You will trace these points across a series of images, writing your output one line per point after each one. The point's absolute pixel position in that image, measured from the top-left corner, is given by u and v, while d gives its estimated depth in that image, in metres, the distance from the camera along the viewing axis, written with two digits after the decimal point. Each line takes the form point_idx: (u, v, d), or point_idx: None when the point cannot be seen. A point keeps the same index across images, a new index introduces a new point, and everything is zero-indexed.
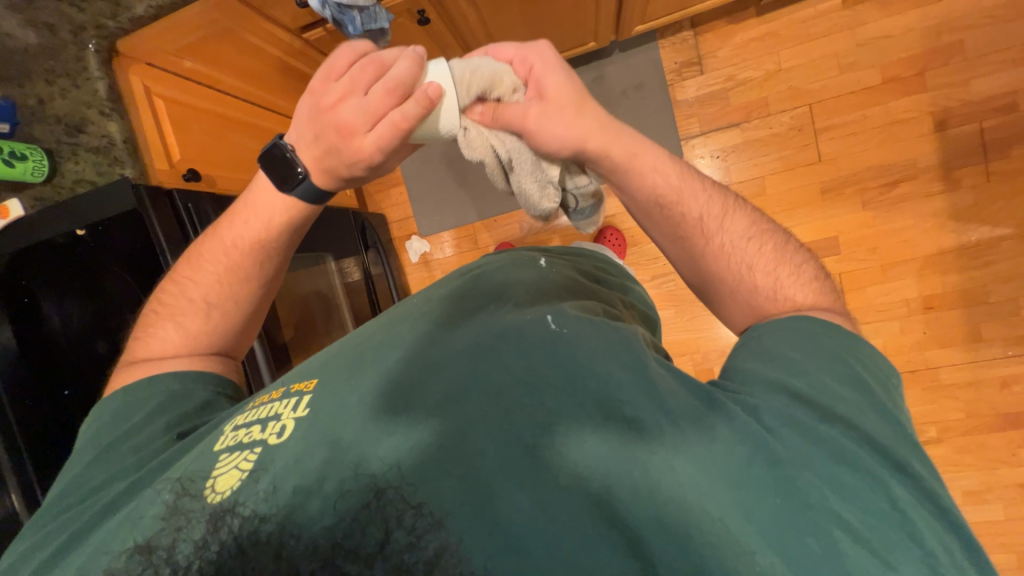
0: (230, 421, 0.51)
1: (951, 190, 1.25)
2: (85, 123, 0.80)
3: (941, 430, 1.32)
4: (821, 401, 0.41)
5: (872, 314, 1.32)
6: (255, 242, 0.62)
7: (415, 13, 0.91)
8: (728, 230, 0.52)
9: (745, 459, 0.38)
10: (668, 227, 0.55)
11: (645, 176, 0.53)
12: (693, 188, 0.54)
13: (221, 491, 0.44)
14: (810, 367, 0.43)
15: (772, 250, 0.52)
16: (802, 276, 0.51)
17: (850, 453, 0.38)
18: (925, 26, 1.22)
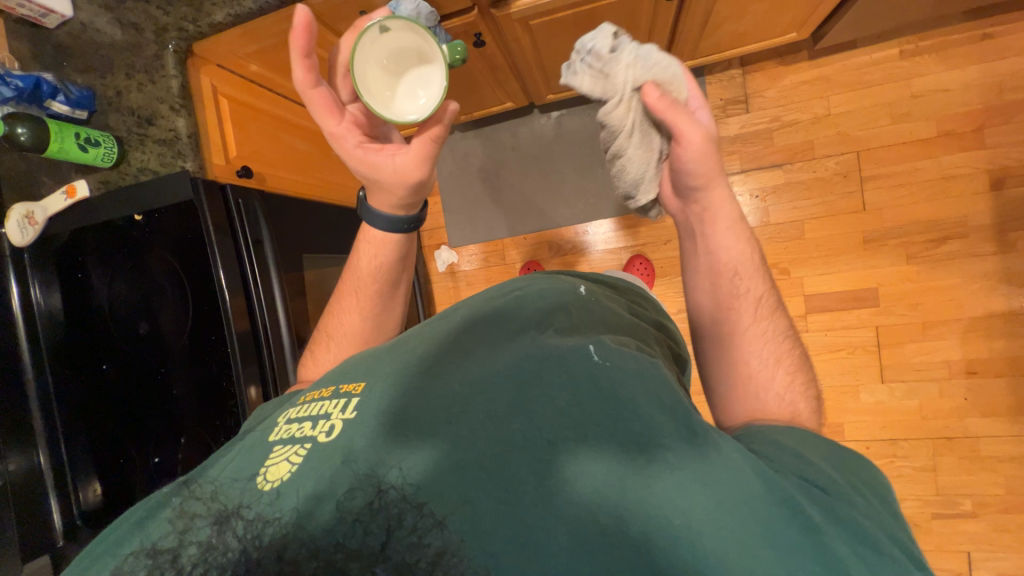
0: (284, 413, 0.53)
1: (1004, 252, 1.20)
2: (155, 117, 0.82)
3: (977, 504, 1.24)
4: (836, 479, 0.42)
5: (909, 373, 1.26)
6: (378, 264, 0.78)
7: (471, 36, 0.93)
8: (767, 322, 0.60)
9: (767, 520, 0.37)
10: (708, 290, 0.64)
11: (717, 249, 0.63)
12: (755, 278, 0.62)
13: (271, 480, 0.44)
14: (810, 453, 0.45)
15: (795, 359, 0.58)
16: (803, 386, 0.56)
17: (865, 530, 0.38)
18: (986, 82, 1.19)
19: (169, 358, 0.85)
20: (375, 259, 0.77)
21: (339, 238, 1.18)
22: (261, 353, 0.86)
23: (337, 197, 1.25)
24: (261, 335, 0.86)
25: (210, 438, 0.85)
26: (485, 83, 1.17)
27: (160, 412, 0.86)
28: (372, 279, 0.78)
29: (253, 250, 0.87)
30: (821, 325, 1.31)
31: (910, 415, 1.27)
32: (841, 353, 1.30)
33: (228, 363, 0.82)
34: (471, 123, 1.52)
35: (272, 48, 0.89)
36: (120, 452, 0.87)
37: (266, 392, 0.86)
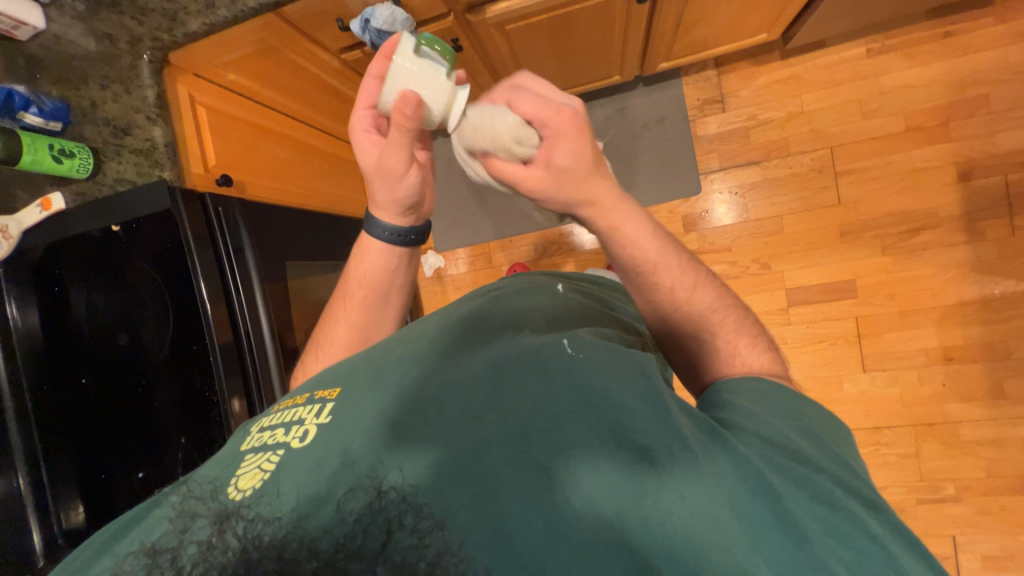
0: (257, 424, 0.53)
1: (974, 241, 1.23)
2: (132, 126, 0.82)
3: (960, 488, 1.26)
4: (794, 440, 0.45)
5: (889, 362, 1.29)
6: (368, 274, 0.77)
7: (448, 41, 0.94)
8: (697, 302, 0.58)
9: (741, 492, 0.39)
10: (640, 289, 0.59)
11: (626, 244, 0.56)
12: (667, 263, 0.58)
13: (241, 488, 0.43)
14: (770, 416, 0.47)
15: (736, 323, 0.59)
16: (757, 346, 0.57)
17: (828, 493, 0.40)
18: (950, 78, 1.24)
19: (151, 372, 0.84)
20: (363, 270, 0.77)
21: (324, 244, 1.18)
22: (244, 363, 0.85)
23: (321, 204, 1.25)
24: (245, 346, 0.85)
25: (196, 451, 0.84)
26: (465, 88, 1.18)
27: (143, 425, 0.85)
28: (360, 288, 0.77)
29: (234, 261, 0.86)
30: (803, 318, 1.33)
31: (892, 403, 1.29)
32: (823, 344, 1.32)
33: (211, 374, 0.82)
34: None
35: (249, 57, 0.89)
36: (103, 469, 0.85)
37: (251, 402, 0.85)
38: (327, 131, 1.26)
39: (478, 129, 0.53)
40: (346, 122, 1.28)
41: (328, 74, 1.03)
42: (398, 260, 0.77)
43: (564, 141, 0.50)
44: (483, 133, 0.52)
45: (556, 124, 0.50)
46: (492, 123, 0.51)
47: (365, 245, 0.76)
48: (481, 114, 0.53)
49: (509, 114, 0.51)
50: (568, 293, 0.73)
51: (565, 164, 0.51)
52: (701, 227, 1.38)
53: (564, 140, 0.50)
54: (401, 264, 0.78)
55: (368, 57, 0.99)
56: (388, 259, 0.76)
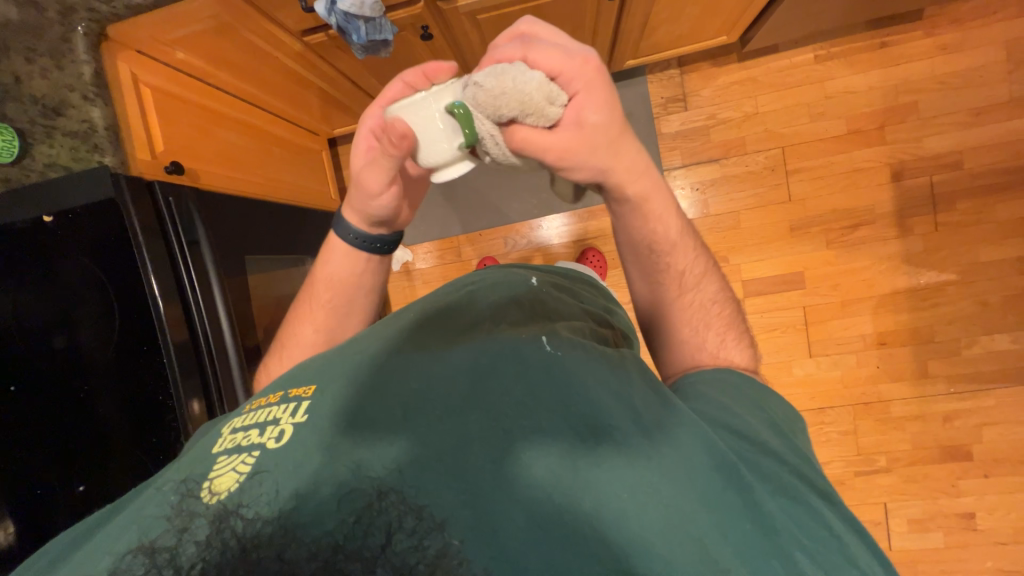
0: (229, 425, 0.50)
1: (905, 236, 1.36)
2: (64, 106, 0.73)
3: (890, 459, 1.40)
4: (759, 433, 0.48)
5: (833, 347, 1.40)
6: (332, 273, 0.74)
7: (419, 28, 0.92)
8: (700, 290, 0.63)
9: (714, 483, 0.42)
10: (654, 272, 0.62)
11: (652, 222, 0.58)
12: (684, 247, 0.61)
13: (216, 491, 0.42)
14: (738, 410, 0.51)
15: (727, 317, 0.64)
16: (741, 343, 0.63)
17: (786, 484, 0.44)
18: (886, 86, 1.34)
19: (96, 376, 0.77)
20: (327, 269, 0.74)
21: (285, 237, 1.12)
22: (202, 363, 0.80)
23: (280, 195, 1.19)
24: (203, 345, 0.80)
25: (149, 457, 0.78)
26: None
27: (88, 432, 0.78)
28: (327, 289, 0.75)
29: (189, 254, 0.80)
30: (758, 308, 1.42)
31: (834, 384, 1.41)
32: (775, 332, 1.42)
33: (166, 377, 0.76)
34: None
35: (201, 35, 0.83)
36: (39, 481, 0.77)
37: (211, 405, 0.80)
38: (285, 117, 1.19)
39: (501, 92, 0.43)
40: (307, 109, 1.22)
41: (290, 57, 0.98)
42: (367, 263, 0.74)
43: (595, 101, 0.46)
44: (509, 93, 0.43)
45: (578, 75, 0.46)
46: (517, 79, 0.43)
47: (333, 245, 0.73)
48: (497, 70, 0.44)
49: (534, 72, 0.43)
50: (541, 285, 0.74)
51: (598, 121, 0.47)
52: None
53: (592, 92, 0.46)
54: (372, 268, 0.75)
55: (333, 42, 0.94)
56: (355, 262, 0.73)
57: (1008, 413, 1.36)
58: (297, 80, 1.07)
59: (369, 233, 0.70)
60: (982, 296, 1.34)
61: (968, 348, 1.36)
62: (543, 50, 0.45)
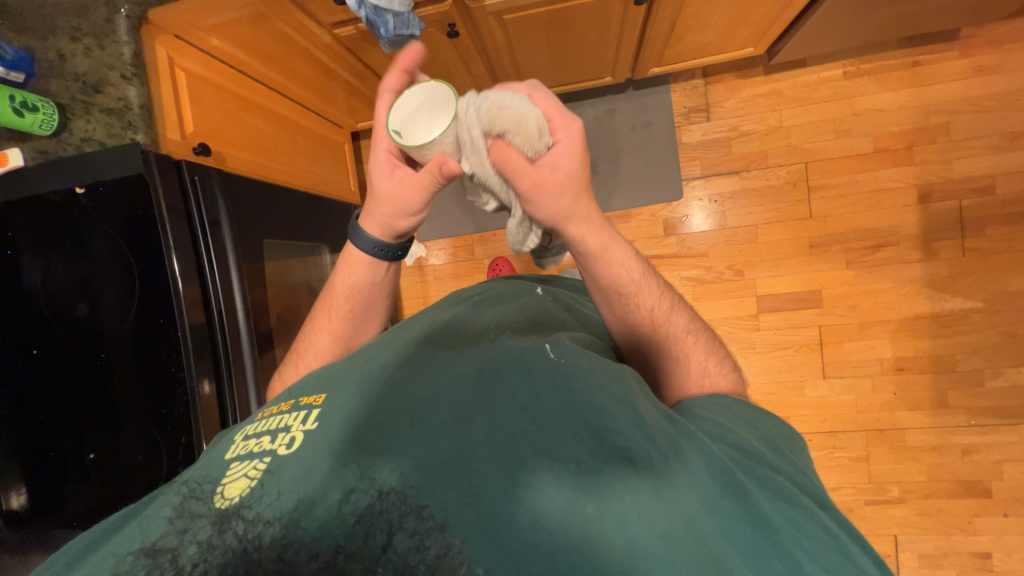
0: (241, 431, 0.50)
1: (929, 260, 1.32)
2: (103, 84, 0.76)
3: (903, 490, 1.35)
4: (761, 447, 0.47)
5: (847, 369, 1.36)
6: (354, 281, 0.74)
7: (445, 26, 0.94)
8: (673, 323, 0.63)
9: (712, 489, 0.40)
10: (622, 311, 0.62)
11: (614, 264, 0.60)
12: (649, 285, 0.62)
13: (227, 496, 0.41)
14: (735, 422, 0.50)
15: (705, 344, 0.63)
16: (724, 367, 0.62)
17: (788, 490, 0.42)
18: (916, 105, 1.31)
19: (108, 347, 0.79)
20: (347, 278, 0.74)
21: (302, 226, 1.14)
22: (216, 345, 0.82)
23: (301, 183, 1.22)
24: (216, 325, 0.82)
25: (158, 433, 0.79)
26: (459, 77, 1.16)
27: (100, 404, 0.80)
28: (347, 299, 0.75)
29: (209, 234, 0.83)
30: (771, 324, 1.39)
31: (847, 408, 1.37)
32: (788, 350, 1.39)
33: (179, 354, 0.77)
34: None
35: (235, 23, 0.86)
36: (53, 447, 0.81)
37: (219, 383, 0.82)
38: (310, 108, 1.23)
39: (500, 108, 0.50)
40: (332, 101, 1.25)
41: (319, 49, 1.00)
42: (385, 271, 0.75)
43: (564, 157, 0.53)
44: (507, 113, 0.50)
45: (564, 129, 0.53)
46: (517, 106, 0.50)
47: (352, 255, 0.73)
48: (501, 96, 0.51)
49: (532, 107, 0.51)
50: (546, 296, 0.75)
51: (569, 166, 0.53)
52: (680, 231, 1.43)
53: (573, 146, 0.53)
54: (389, 275, 0.76)
55: (362, 36, 0.96)
56: (374, 272, 0.74)
57: None
58: (323, 72, 1.10)
59: (385, 243, 0.70)
60: (1009, 327, 1.29)
61: (993, 380, 1.31)
62: (544, 97, 0.54)
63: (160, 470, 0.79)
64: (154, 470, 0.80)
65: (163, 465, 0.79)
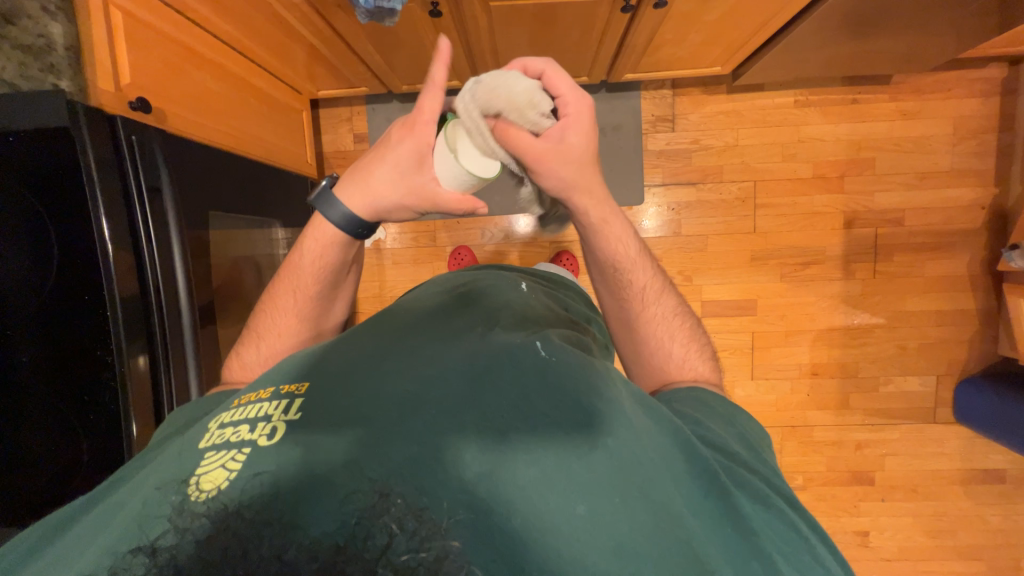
0: (216, 419, 0.46)
1: (847, 279, 1.48)
2: (17, 14, 0.64)
3: (806, 479, 1.54)
4: (738, 449, 0.50)
5: (772, 372, 1.52)
6: (323, 260, 0.69)
7: (427, 3, 0.90)
8: (661, 304, 0.67)
9: (694, 490, 0.43)
10: (614, 291, 0.67)
11: (610, 240, 0.64)
12: (643, 264, 0.67)
13: (204, 487, 0.38)
14: (712, 422, 0.53)
15: (687, 327, 0.67)
16: (705, 354, 0.67)
17: (763, 493, 0.45)
18: (851, 138, 1.45)
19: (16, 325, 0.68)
20: (318, 257, 0.69)
21: (253, 196, 1.04)
22: (150, 322, 0.73)
23: (251, 150, 1.11)
24: (152, 302, 0.73)
25: (74, 417, 0.71)
26: (435, 56, 1.12)
27: None
28: (315, 279, 0.70)
29: (147, 201, 0.73)
30: (711, 328, 1.51)
31: (768, 406, 1.53)
32: (723, 353, 1.51)
33: (106, 333, 0.69)
34: (414, 95, 1.43)
35: None
36: None
37: (156, 362, 0.74)
38: (264, 66, 1.12)
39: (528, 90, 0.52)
40: (292, 63, 1.15)
41: (284, 6, 0.91)
42: (357, 249, 0.71)
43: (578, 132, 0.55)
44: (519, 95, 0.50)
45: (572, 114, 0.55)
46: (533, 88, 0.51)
47: (324, 231, 0.68)
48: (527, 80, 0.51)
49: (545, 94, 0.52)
50: (529, 291, 0.74)
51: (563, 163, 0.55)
52: (637, 235, 1.49)
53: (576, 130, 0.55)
54: (355, 251, 0.72)
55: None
56: (348, 252, 0.70)
57: (909, 447, 1.53)
58: (286, 31, 1.00)
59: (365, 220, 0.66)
60: (903, 342, 1.50)
61: (885, 386, 1.51)
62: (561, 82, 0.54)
63: (79, 456, 0.72)
64: (71, 456, 0.72)
65: (82, 449, 0.72)
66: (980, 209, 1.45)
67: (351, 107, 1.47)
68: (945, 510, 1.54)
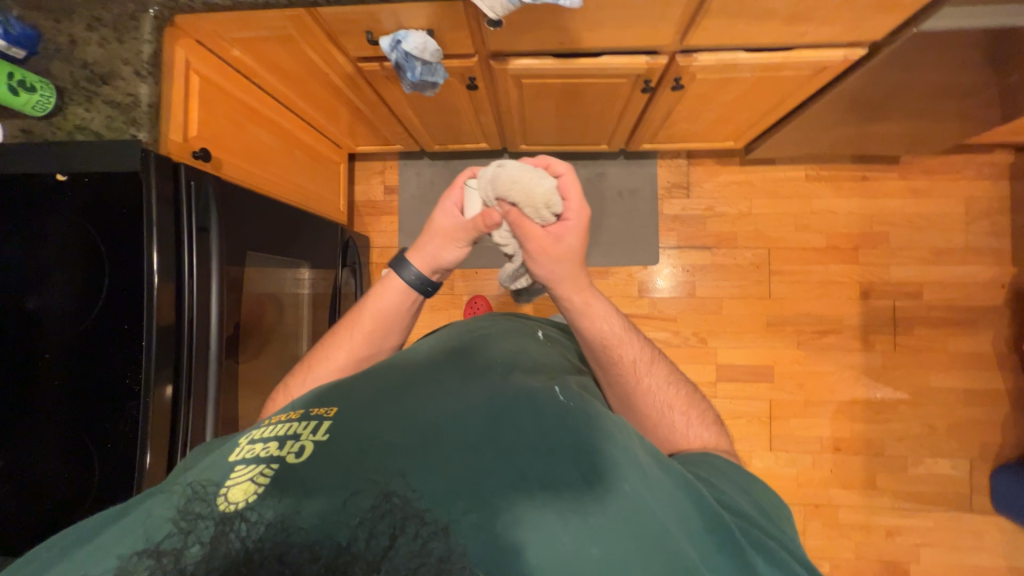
0: (247, 435, 0.47)
1: (867, 351, 1.46)
2: (114, 76, 0.74)
3: (833, 567, 1.43)
4: (756, 514, 0.48)
5: (791, 444, 1.45)
6: (384, 309, 0.75)
7: (466, 78, 1.00)
8: (653, 374, 0.66)
9: (709, 545, 0.41)
10: (608, 367, 0.66)
11: (597, 320, 0.66)
12: (631, 339, 0.67)
13: (230, 498, 0.38)
14: (729, 485, 0.52)
15: (685, 395, 0.67)
16: (706, 419, 0.65)
17: (784, 560, 0.43)
18: (863, 213, 1.49)
19: (58, 345, 0.72)
20: (378, 305, 0.75)
21: (288, 238, 1.10)
22: (180, 353, 0.76)
23: (291, 197, 1.20)
24: (184, 333, 0.77)
25: (91, 442, 0.72)
26: (467, 121, 1.22)
27: (26, 405, 0.72)
28: (372, 324, 0.75)
29: (195, 240, 0.79)
30: (726, 392, 1.47)
31: (788, 481, 1.45)
32: (740, 420, 1.47)
33: (138, 360, 0.71)
34: (444, 154, 1.54)
35: (261, 41, 0.88)
36: None
37: (179, 394, 0.76)
38: (312, 124, 1.24)
39: (524, 180, 0.61)
40: (337, 122, 1.27)
41: (338, 77, 1.02)
42: (416, 304, 0.76)
43: (574, 234, 0.64)
44: (522, 186, 0.60)
45: (572, 211, 0.63)
46: (532, 182, 0.61)
47: (391, 285, 0.74)
48: (523, 169, 0.61)
49: (547, 181, 0.61)
50: (546, 340, 0.76)
51: (568, 245, 0.64)
52: (651, 294, 1.51)
53: (575, 228, 0.63)
54: (415, 309, 0.77)
55: (384, 73, 0.99)
56: (407, 304, 0.75)
57: (944, 537, 1.41)
58: (336, 96, 1.11)
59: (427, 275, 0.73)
60: (930, 420, 1.44)
61: (914, 467, 1.43)
62: (571, 186, 0.63)
63: (89, 484, 0.71)
64: (81, 483, 0.72)
65: (93, 477, 0.72)
66: (999, 287, 1.45)
67: (384, 161, 1.58)
68: None
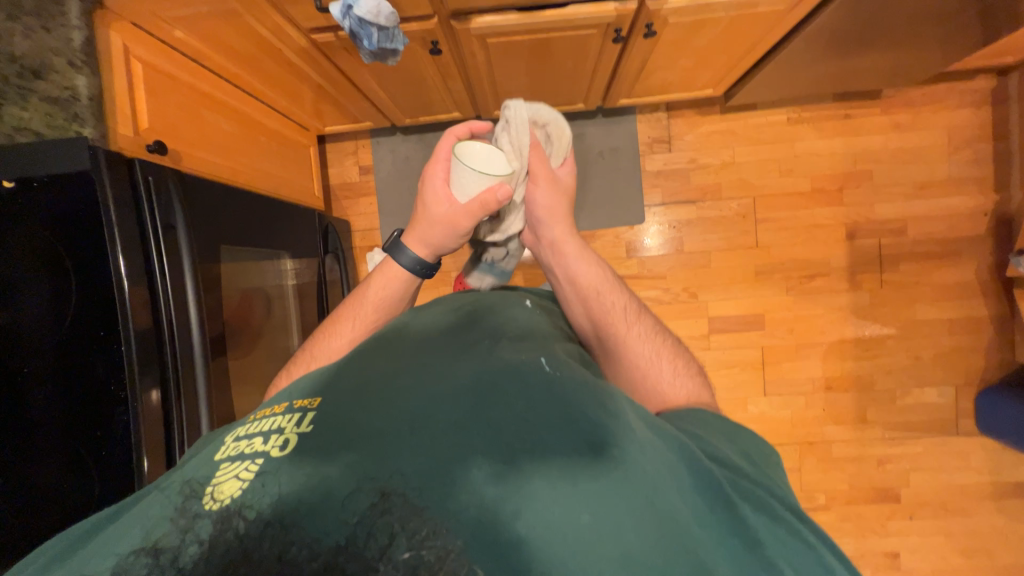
0: (233, 432, 0.46)
1: (854, 291, 1.48)
2: (45, 69, 0.69)
3: (828, 498, 1.49)
4: (749, 467, 0.49)
5: (784, 387, 1.49)
6: (387, 293, 0.75)
7: (428, 42, 0.94)
8: (639, 325, 0.69)
9: (703, 503, 0.42)
10: (598, 315, 0.71)
11: (582, 271, 0.74)
12: (618, 290, 0.72)
13: (217, 496, 0.38)
14: (722, 440, 0.53)
15: (671, 346, 0.68)
16: (693, 371, 0.66)
17: (776, 510, 0.44)
18: (846, 152, 1.48)
19: (35, 356, 0.70)
20: (381, 291, 0.75)
21: (264, 229, 1.07)
22: (164, 357, 0.75)
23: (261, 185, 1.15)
24: (164, 335, 0.75)
25: (86, 450, 0.71)
26: (435, 89, 1.17)
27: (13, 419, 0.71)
28: (375, 310, 0.74)
29: (162, 239, 0.76)
30: (719, 344, 1.49)
31: (783, 422, 1.49)
32: (734, 369, 1.50)
33: (120, 366, 0.70)
34: (416, 127, 1.48)
35: (203, 18, 0.82)
36: None
37: (167, 396, 0.75)
38: (274, 106, 1.18)
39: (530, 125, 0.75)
40: (299, 103, 1.21)
41: (293, 52, 0.96)
42: (415, 288, 0.77)
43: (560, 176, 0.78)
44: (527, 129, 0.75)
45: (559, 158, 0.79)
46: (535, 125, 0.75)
47: (392, 270, 0.75)
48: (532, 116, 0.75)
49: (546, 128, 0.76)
50: (534, 309, 0.75)
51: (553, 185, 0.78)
52: (640, 253, 1.50)
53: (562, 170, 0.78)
54: (416, 294, 0.78)
55: (341, 44, 0.94)
56: (409, 288, 0.76)
57: (932, 461, 1.48)
58: (293, 73, 1.05)
59: (426, 260, 0.75)
60: (916, 351, 1.47)
61: (903, 399, 1.48)
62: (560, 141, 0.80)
63: (91, 492, 0.71)
64: (84, 492, 0.72)
65: (95, 484, 0.72)
66: (982, 215, 1.45)
67: (355, 140, 1.52)
68: (977, 527, 1.48)
